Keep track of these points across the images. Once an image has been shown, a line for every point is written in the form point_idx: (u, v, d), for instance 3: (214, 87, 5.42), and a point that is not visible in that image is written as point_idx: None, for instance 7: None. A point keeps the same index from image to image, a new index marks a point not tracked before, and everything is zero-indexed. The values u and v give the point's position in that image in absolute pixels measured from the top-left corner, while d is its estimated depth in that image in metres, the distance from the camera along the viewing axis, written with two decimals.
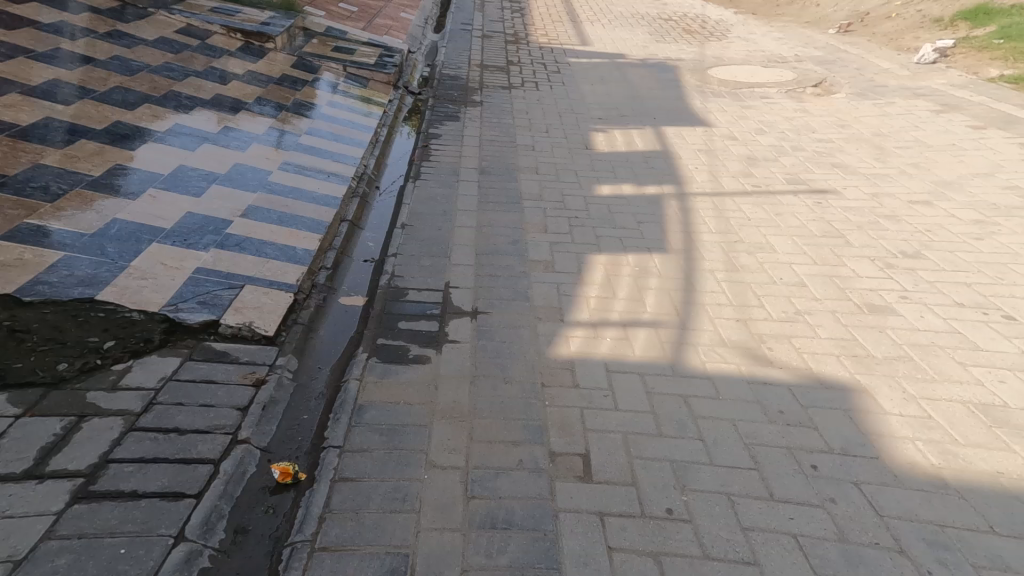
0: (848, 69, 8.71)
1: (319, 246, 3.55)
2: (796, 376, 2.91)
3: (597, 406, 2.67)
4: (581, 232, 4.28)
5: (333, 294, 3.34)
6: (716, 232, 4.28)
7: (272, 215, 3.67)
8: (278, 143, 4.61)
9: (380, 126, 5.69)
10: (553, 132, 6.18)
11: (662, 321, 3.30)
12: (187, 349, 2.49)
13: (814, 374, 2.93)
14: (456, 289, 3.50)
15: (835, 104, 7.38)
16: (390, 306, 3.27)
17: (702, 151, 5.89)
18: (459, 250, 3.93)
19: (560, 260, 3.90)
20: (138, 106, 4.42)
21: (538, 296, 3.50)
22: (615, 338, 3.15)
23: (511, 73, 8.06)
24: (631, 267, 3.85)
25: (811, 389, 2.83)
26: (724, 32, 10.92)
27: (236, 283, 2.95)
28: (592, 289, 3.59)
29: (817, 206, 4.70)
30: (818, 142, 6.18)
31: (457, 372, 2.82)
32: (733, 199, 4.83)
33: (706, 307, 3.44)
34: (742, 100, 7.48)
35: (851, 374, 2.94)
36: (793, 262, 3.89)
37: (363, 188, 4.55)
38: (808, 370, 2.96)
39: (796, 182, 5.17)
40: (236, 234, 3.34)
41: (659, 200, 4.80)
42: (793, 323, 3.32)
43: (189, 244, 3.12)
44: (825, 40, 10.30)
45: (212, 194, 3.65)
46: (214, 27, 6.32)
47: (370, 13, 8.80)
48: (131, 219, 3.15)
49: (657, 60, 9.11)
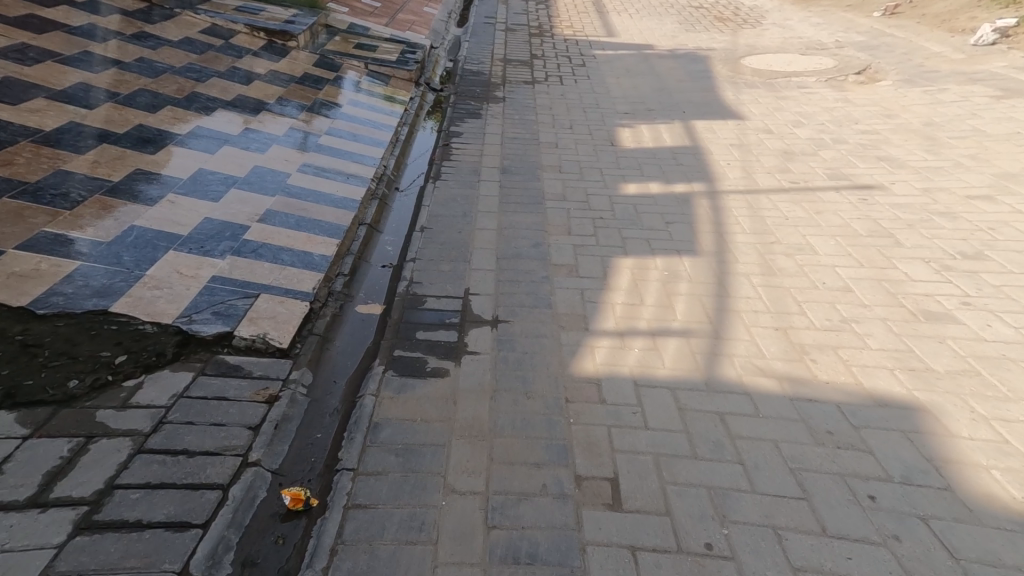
0: (894, 54, 8.18)
1: (336, 251, 3.46)
2: (845, 394, 2.65)
3: (625, 424, 2.48)
4: (607, 233, 4.08)
5: (350, 301, 3.25)
6: (750, 233, 4.01)
7: (290, 220, 3.59)
8: (297, 144, 4.54)
9: (400, 125, 5.59)
10: (578, 128, 5.97)
11: (693, 330, 3.08)
12: (199, 363, 2.41)
13: (866, 391, 2.66)
14: (476, 295, 3.36)
15: (880, 92, 6.93)
16: (408, 315, 3.16)
17: (734, 145, 5.60)
18: (479, 253, 3.79)
19: (585, 263, 3.72)
20: (160, 108, 4.40)
21: (561, 303, 3.33)
22: (643, 349, 2.94)
23: (534, 67, 7.86)
24: (660, 271, 3.63)
25: (865, 408, 2.57)
26: (758, 19, 10.44)
27: (251, 292, 2.88)
28: (619, 295, 3.40)
29: (862, 203, 4.37)
30: (861, 133, 5.79)
31: (476, 386, 2.68)
32: (769, 197, 4.55)
33: (741, 315, 3.19)
34: (777, 90, 7.10)
35: (908, 391, 2.66)
36: (837, 265, 3.59)
37: (382, 189, 4.45)
38: (858, 387, 2.69)
39: (838, 177, 4.84)
40: (253, 240, 3.27)
41: (689, 199, 4.56)
42: (838, 332, 3.04)
43: (206, 251, 3.05)
44: (868, 24, 9.72)
45: (230, 198, 3.60)
46: (236, 28, 6.31)
47: (392, 9, 8.70)
48: (149, 226, 3.10)
49: (687, 51, 8.76)
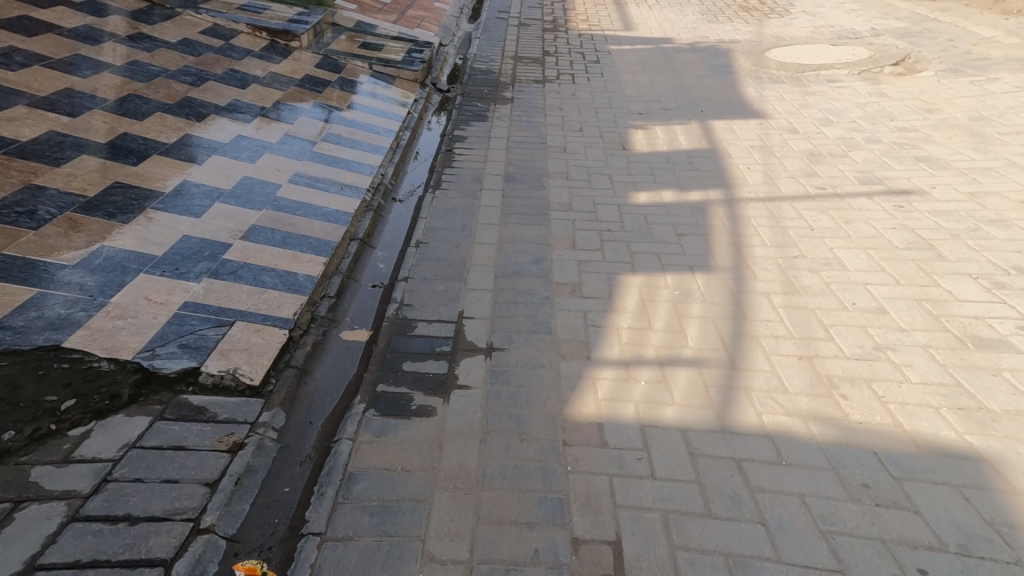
0: (936, 42, 7.61)
1: (323, 271, 3.24)
2: (884, 438, 2.26)
3: (629, 473, 2.18)
4: (614, 247, 3.79)
5: (335, 327, 3.02)
6: (772, 245, 3.67)
7: (275, 236, 3.37)
8: (290, 153, 4.33)
9: (401, 129, 5.35)
10: (588, 130, 5.66)
11: (707, 358, 2.73)
12: (158, 406, 2.25)
13: (908, 434, 2.27)
14: (470, 320, 3.11)
15: (920, 84, 6.43)
16: (395, 343, 2.92)
17: (755, 146, 5.22)
18: (476, 271, 3.54)
19: (589, 282, 3.44)
20: (148, 116, 4.24)
21: (561, 328, 3.05)
22: (649, 382, 2.63)
23: (546, 65, 7.55)
24: (671, 291, 3.31)
25: (909, 456, 2.19)
26: (785, 8, 9.90)
27: (225, 319, 2.67)
28: (624, 318, 3.09)
29: (898, 210, 3.96)
30: (897, 131, 5.35)
31: (465, 427, 2.42)
32: (793, 204, 4.20)
33: (760, 340, 2.81)
34: (805, 85, 6.67)
35: (960, 436, 2.26)
36: (867, 282, 3.17)
37: (377, 200, 4.20)
38: (898, 430, 2.29)
39: (871, 182, 4.47)
40: (234, 260, 3.07)
41: (705, 207, 4.25)
42: (870, 361, 2.61)
43: (180, 273, 2.86)
44: (908, 10, 9.10)
45: (213, 212, 3.40)
46: (236, 30, 6.15)
47: (401, 6, 8.47)
48: (120, 247, 2.92)
49: (707, 43, 8.33)
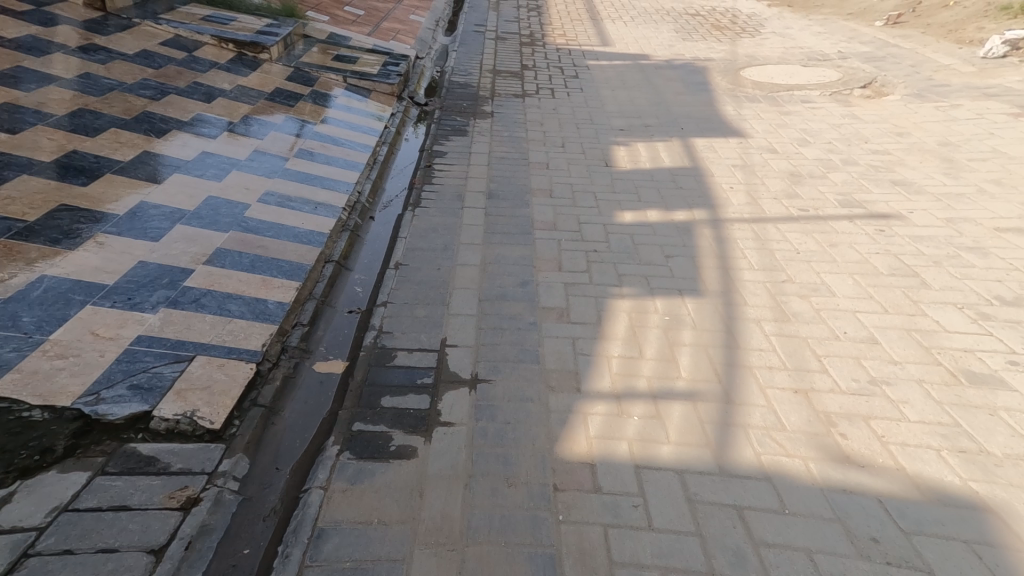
0: (900, 66, 7.88)
1: (295, 297, 3.03)
2: (885, 482, 2.19)
3: (625, 523, 2.05)
4: (601, 270, 3.70)
5: (307, 358, 2.81)
6: (759, 269, 3.65)
7: (243, 260, 3.16)
8: (260, 170, 4.12)
9: (379, 144, 5.17)
10: (570, 146, 5.59)
11: (700, 392, 2.63)
12: (101, 458, 2.05)
13: (911, 479, 2.20)
14: (453, 348, 2.95)
15: (889, 108, 6.61)
16: (373, 375, 2.73)
17: (736, 166, 5.23)
18: (459, 295, 3.38)
19: (576, 306, 3.33)
20: (102, 131, 3.98)
21: (549, 357, 2.91)
22: (642, 418, 2.51)
23: (526, 79, 7.49)
24: (661, 316, 3.23)
25: (915, 505, 2.11)
26: (757, 28, 10.14)
27: (183, 354, 2.46)
28: (615, 347, 2.98)
29: (880, 234, 4.00)
30: (872, 154, 5.46)
31: (448, 471, 2.25)
32: (777, 226, 4.21)
33: (754, 371, 2.74)
34: (780, 105, 6.78)
35: (965, 483, 2.20)
36: (857, 310, 3.15)
37: (354, 218, 4.01)
38: (902, 475, 2.22)
39: (851, 205, 4.51)
40: (196, 287, 2.85)
41: (690, 228, 4.21)
42: (866, 397, 2.55)
43: (133, 304, 2.63)
44: (872, 34, 9.44)
45: (173, 235, 3.17)
46: (203, 40, 5.92)
47: (378, 17, 8.33)
48: (64, 275, 2.68)
49: (684, 61, 8.43)
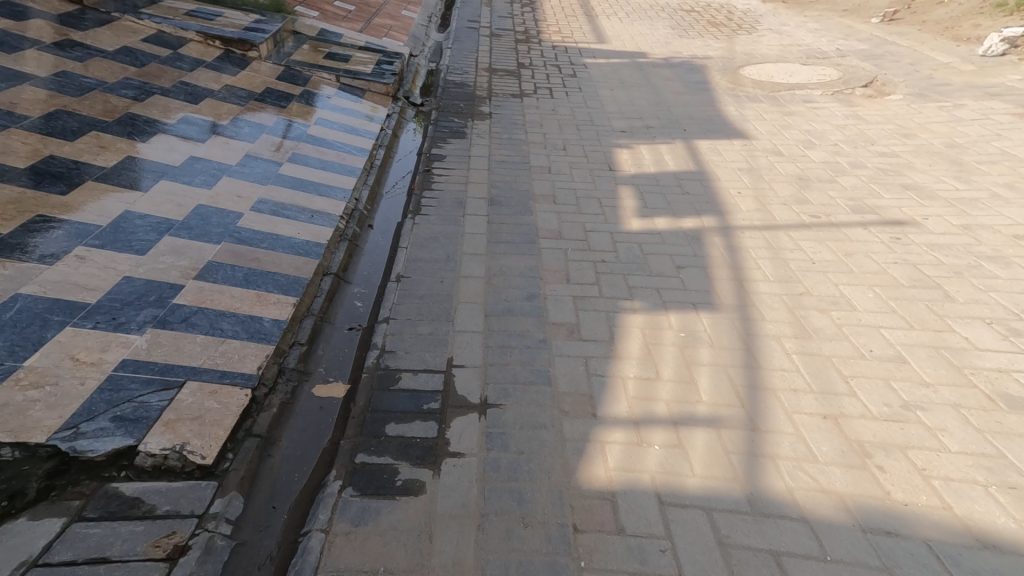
0: (900, 65, 7.78)
1: (292, 314, 2.86)
2: (930, 523, 2.13)
3: (652, 570, 1.95)
4: (609, 281, 3.57)
5: (307, 381, 2.62)
6: (776, 281, 3.64)
7: (237, 274, 2.97)
8: (253, 176, 3.92)
9: (377, 148, 4.99)
10: (571, 148, 5.42)
11: (723, 418, 2.62)
12: (77, 501, 1.86)
13: (961, 520, 2.15)
14: (461, 369, 2.80)
15: (892, 108, 6.51)
16: (377, 399, 2.57)
17: (743, 170, 5.09)
18: (464, 309, 3.22)
19: (587, 322, 3.21)
20: (82, 134, 3.76)
21: (562, 378, 2.81)
22: (664, 447, 2.46)
23: (523, 78, 7.31)
24: (676, 333, 3.18)
25: (966, 551, 2.05)
26: (754, 25, 10.00)
27: (172, 379, 2.25)
28: (631, 366, 2.92)
29: (897, 242, 3.96)
30: (879, 156, 5.34)
31: (459, 510, 2.10)
32: (789, 234, 4.12)
33: (778, 394, 2.76)
34: (782, 104, 6.65)
35: (1018, 525, 2.14)
36: (881, 326, 3.19)
37: (353, 227, 3.83)
38: (950, 516, 2.16)
39: (863, 210, 4.40)
40: (185, 305, 2.65)
41: (700, 236, 4.10)
42: (901, 424, 2.55)
43: (119, 324, 2.42)
44: (869, 31, 9.34)
45: (160, 248, 2.97)
46: (189, 37, 5.69)
47: (370, 13, 8.09)
48: (40, 294, 2.46)
49: (682, 59, 8.28)
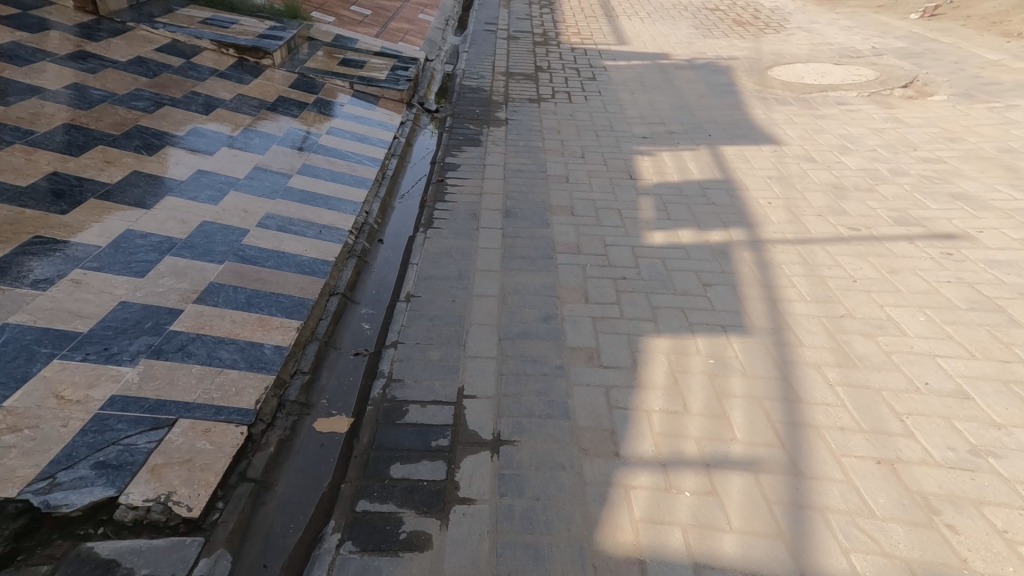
0: (943, 63, 7.34)
1: (295, 340, 2.69)
2: None
3: None
4: (631, 300, 3.34)
5: (308, 415, 2.45)
6: (813, 300, 3.36)
7: (239, 296, 2.83)
8: (260, 189, 3.79)
9: (389, 157, 4.84)
10: (590, 156, 5.19)
11: (760, 460, 2.40)
12: (47, 565, 1.69)
13: None
14: (472, 400, 2.61)
15: (935, 110, 6.11)
16: (382, 435, 2.39)
17: (773, 178, 4.80)
18: (477, 332, 3.03)
19: (607, 346, 2.99)
20: (88, 149, 3.68)
21: (580, 411, 2.60)
22: (696, 494, 2.26)
23: (540, 82, 7.10)
24: (704, 359, 2.93)
25: None
26: (781, 23, 9.61)
27: (163, 418, 2.09)
28: (656, 398, 2.69)
29: (948, 258, 3.71)
30: (923, 162, 4.99)
31: (469, 569, 1.92)
32: (825, 249, 3.83)
33: (821, 432, 2.54)
34: (814, 107, 6.31)
35: None
36: (935, 354, 2.96)
37: (362, 242, 3.67)
38: None
39: (908, 223, 4.10)
40: (183, 332, 2.51)
41: (728, 250, 3.83)
42: (970, 474, 2.35)
43: (110, 356, 2.28)
44: (907, 28, 8.88)
45: (160, 269, 2.85)
46: (201, 45, 5.63)
47: (385, 17, 7.98)
48: (29, 323, 2.34)
49: (705, 60, 7.96)
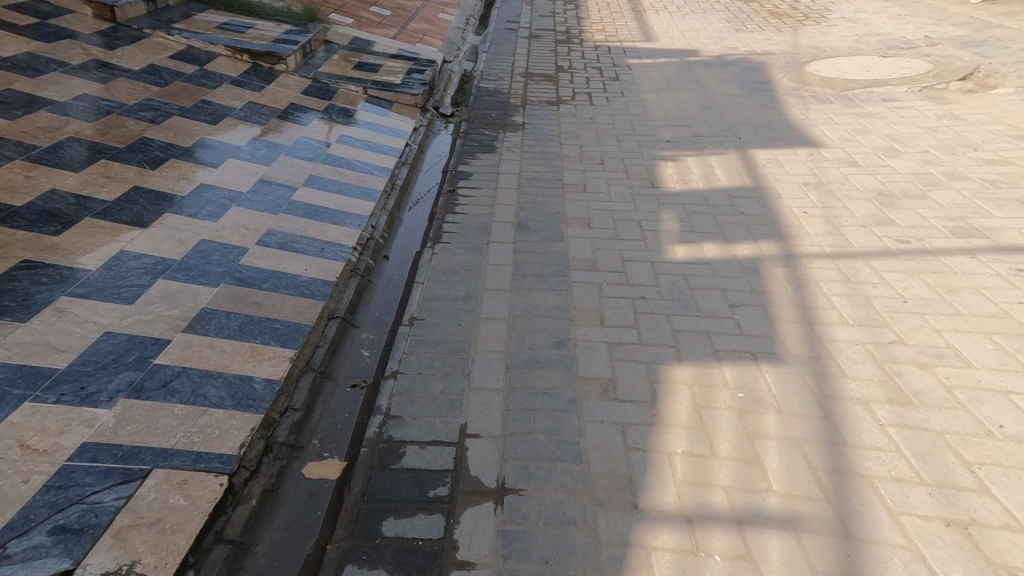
0: (1007, 53, 6.71)
1: (287, 373, 2.50)
2: None
3: None
4: (651, 323, 3.04)
5: (297, 460, 2.27)
6: (857, 324, 3.00)
7: (232, 323, 2.66)
8: (263, 203, 3.63)
9: (398, 165, 4.64)
10: (610, 162, 4.88)
11: (803, 518, 2.09)
12: None
13: None
14: (474, 440, 2.37)
15: (998, 104, 5.56)
16: (375, 483, 2.18)
17: (809, 184, 4.41)
18: (484, 360, 2.79)
19: (624, 377, 2.70)
20: (90, 164, 3.59)
21: (594, 454, 2.33)
22: (727, 558, 1.97)
23: (560, 83, 6.80)
24: (733, 393, 2.62)
25: None
26: (821, 14, 9.02)
27: (135, 470, 1.95)
28: (678, 439, 2.40)
29: (1018, 275, 3.29)
30: (985, 165, 4.51)
31: None
32: (871, 264, 3.45)
33: (873, 483, 2.20)
34: (857, 104, 5.84)
35: None
36: (1009, 391, 2.58)
37: (365, 260, 3.47)
38: None
39: (969, 234, 3.67)
40: (168, 366, 2.36)
41: (758, 266, 3.49)
42: None
43: (86, 397, 2.15)
44: (964, 14, 8.21)
45: (152, 294, 2.71)
46: (213, 51, 5.53)
47: (401, 17, 7.78)
48: (6, 360, 2.22)
49: (737, 56, 7.52)
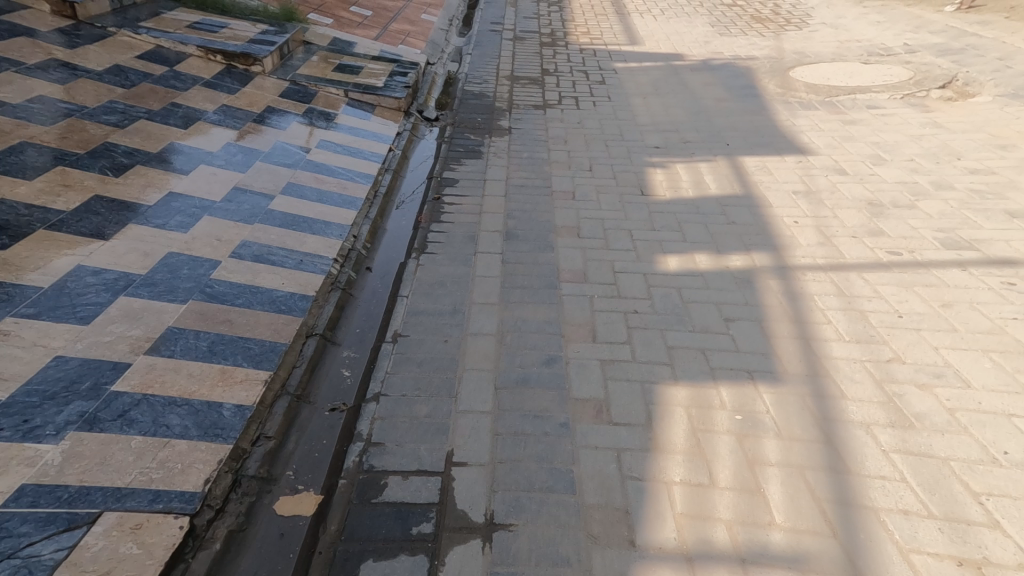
0: (985, 60, 6.80)
1: (259, 399, 2.32)
2: None
3: None
4: (644, 339, 2.93)
5: (269, 494, 2.10)
6: (853, 340, 2.93)
7: (200, 343, 2.47)
8: (237, 212, 3.44)
9: (381, 171, 4.47)
10: (598, 168, 4.77)
11: (809, 556, 1.98)
12: None
13: None
14: (461, 470, 2.21)
15: (980, 112, 5.61)
16: (354, 523, 2.02)
17: (799, 192, 4.35)
18: (471, 380, 2.63)
19: (618, 398, 2.58)
20: (47, 171, 3.36)
21: (588, 484, 2.20)
22: None
23: (546, 87, 6.69)
24: (730, 416, 2.51)
25: None
26: (804, 19, 9.07)
27: (81, 515, 1.76)
28: (676, 466, 2.28)
29: (1010, 289, 3.25)
30: (971, 174, 4.51)
31: None
32: (864, 276, 3.39)
33: (880, 516, 2.11)
34: (843, 111, 5.83)
35: None
36: (1011, 413, 2.52)
37: (346, 272, 3.30)
38: None
39: (959, 246, 3.64)
40: (126, 393, 2.16)
41: (751, 278, 3.40)
42: None
43: (30, 432, 1.95)
44: (942, 21, 8.33)
45: (111, 312, 2.50)
46: (187, 52, 5.30)
47: (384, 18, 7.60)
48: None
49: (723, 61, 7.49)
